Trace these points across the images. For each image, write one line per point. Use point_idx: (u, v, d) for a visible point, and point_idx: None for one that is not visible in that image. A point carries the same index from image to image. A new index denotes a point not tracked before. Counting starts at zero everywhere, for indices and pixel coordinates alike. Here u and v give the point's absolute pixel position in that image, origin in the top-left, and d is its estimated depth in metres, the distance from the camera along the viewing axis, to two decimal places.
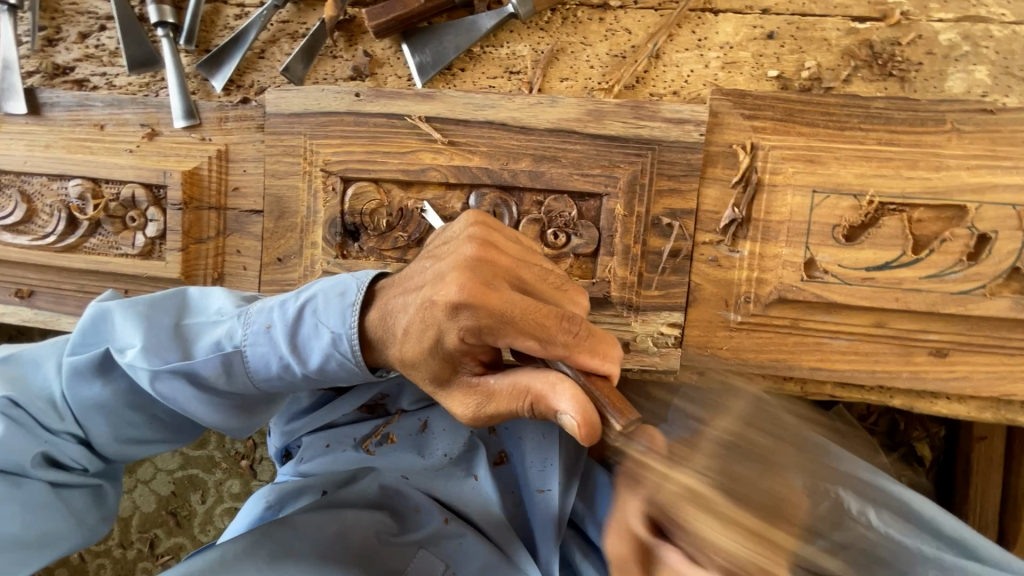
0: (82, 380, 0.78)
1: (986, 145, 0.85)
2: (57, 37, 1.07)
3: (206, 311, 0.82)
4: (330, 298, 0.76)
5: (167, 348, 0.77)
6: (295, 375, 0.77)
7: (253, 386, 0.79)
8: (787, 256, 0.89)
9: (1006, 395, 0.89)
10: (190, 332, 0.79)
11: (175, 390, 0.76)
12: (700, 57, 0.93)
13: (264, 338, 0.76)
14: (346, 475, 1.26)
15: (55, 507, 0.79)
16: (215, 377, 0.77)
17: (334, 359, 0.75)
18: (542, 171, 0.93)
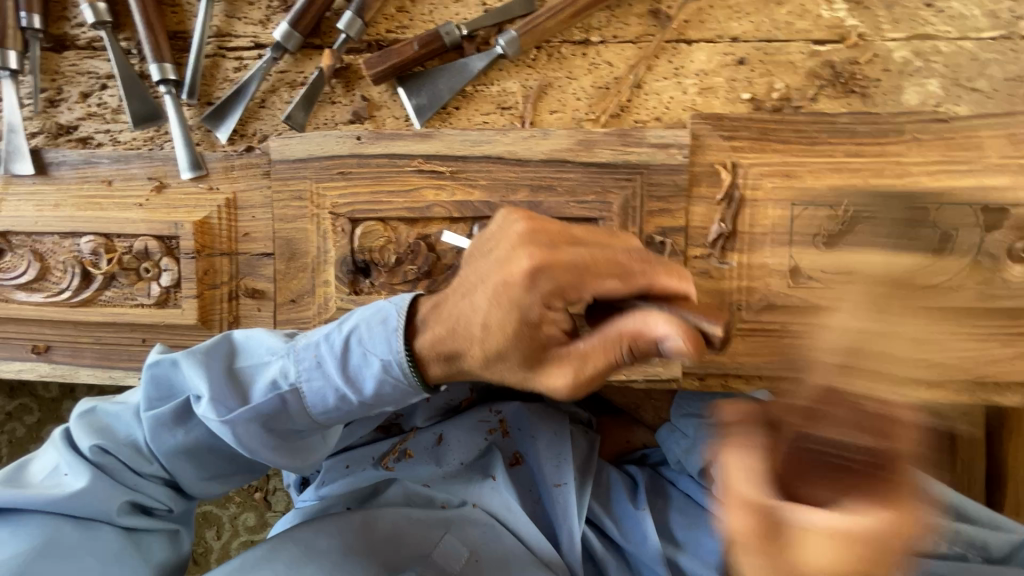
0: (162, 428, 0.83)
1: (943, 151, 0.94)
2: (58, 98, 1.10)
3: (260, 352, 0.85)
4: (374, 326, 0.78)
5: (231, 394, 0.81)
6: (352, 403, 0.80)
7: (315, 419, 0.82)
8: (773, 265, 0.96)
9: (980, 378, 0.97)
10: (251, 375, 0.83)
11: (247, 436, 0.81)
12: (678, 84, 1.00)
13: (318, 371, 0.80)
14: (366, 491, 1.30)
15: (128, 552, 0.84)
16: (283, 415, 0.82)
17: (388, 383, 0.78)
18: (539, 201, 0.99)
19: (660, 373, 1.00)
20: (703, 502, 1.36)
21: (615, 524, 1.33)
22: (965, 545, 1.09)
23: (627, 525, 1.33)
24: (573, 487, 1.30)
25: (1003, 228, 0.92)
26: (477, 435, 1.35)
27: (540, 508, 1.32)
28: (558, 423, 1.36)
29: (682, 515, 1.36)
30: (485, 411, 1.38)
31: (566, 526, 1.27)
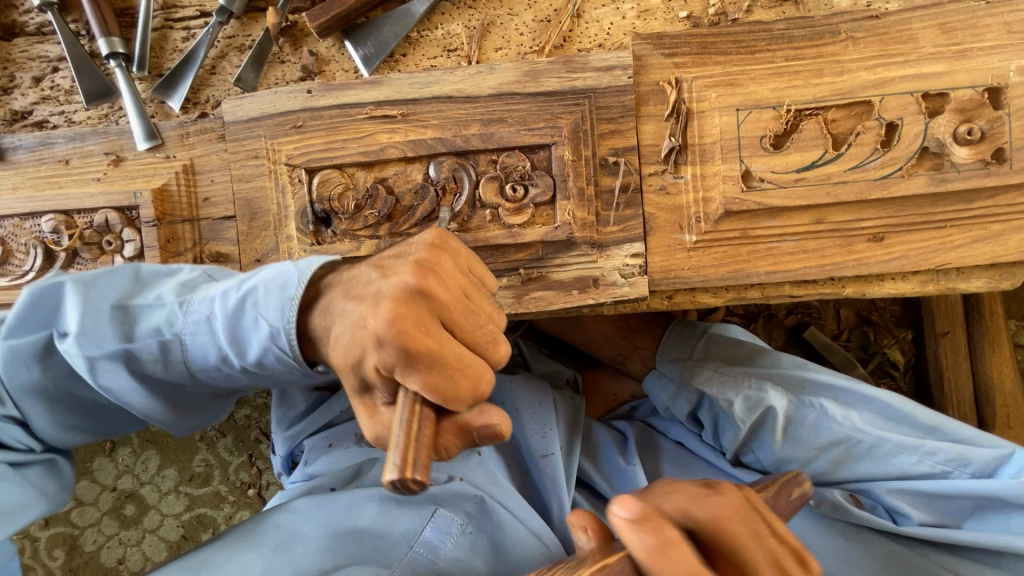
0: (20, 364, 0.83)
1: (879, 47, 0.96)
2: (11, 85, 1.11)
3: (159, 285, 0.87)
4: (274, 266, 0.83)
5: (104, 338, 0.82)
6: (234, 366, 0.84)
7: (192, 374, 0.85)
8: (726, 172, 0.97)
9: (942, 265, 0.97)
10: (138, 312, 0.85)
11: (111, 376, 0.83)
12: (616, 10, 1.02)
13: (202, 321, 0.83)
14: (349, 472, 1.30)
15: (15, 481, 0.86)
16: (155, 363, 0.84)
17: (213, 350, 0.83)
18: (491, 133, 0.99)
19: (628, 294, 1.00)
20: (696, 450, 1.34)
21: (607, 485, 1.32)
22: (951, 464, 1.07)
23: (620, 482, 1.32)
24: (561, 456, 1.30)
25: (945, 112, 0.93)
26: None
27: (529, 481, 1.32)
28: (540, 390, 1.39)
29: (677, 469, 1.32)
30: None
31: (555, 496, 1.26)
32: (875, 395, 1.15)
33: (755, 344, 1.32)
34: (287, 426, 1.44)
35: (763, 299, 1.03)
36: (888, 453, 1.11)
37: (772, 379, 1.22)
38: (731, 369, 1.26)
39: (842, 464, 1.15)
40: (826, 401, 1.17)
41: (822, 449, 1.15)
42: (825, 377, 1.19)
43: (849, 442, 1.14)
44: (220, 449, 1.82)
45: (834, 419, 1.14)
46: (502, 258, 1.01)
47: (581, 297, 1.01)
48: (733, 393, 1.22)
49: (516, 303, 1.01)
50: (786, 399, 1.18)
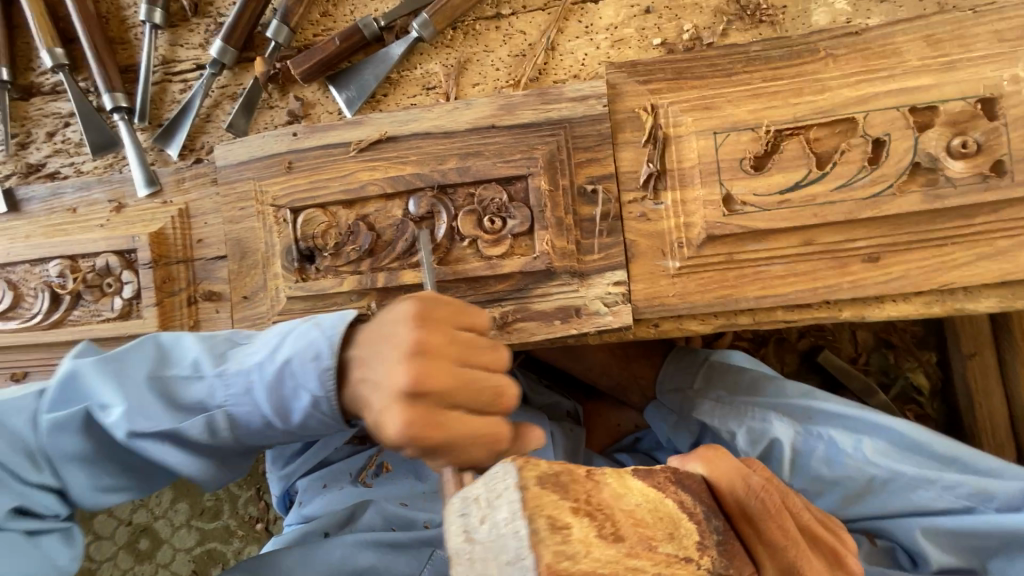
0: (59, 434, 0.82)
1: (861, 62, 0.93)
2: (28, 141, 1.19)
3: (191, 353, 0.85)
4: (304, 328, 0.81)
5: (148, 412, 0.82)
6: (276, 432, 0.83)
7: (236, 441, 0.85)
8: (705, 196, 0.95)
9: (946, 285, 0.92)
10: (176, 384, 0.84)
11: (152, 448, 0.82)
12: (590, 40, 1.03)
13: (239, 387, 0.81)
14: (344, 514, 1.34)
15: (26, 550, 0.81)
16: (196, 434, 0.83)
17: (254, 415, 0.82)
18: (468, 166, 1.00)
19: (611, 323, 0.98)
20: None
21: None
22: (971, 497, 0.99)
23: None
24: None
25: (936, 126, 0.89)
26: None
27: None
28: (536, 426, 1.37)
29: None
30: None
31: None
32: (886, 423, 1.07)
33: (760, 368, 1.22)
34: (283, 464, 1.49)
35: (755, 325, 0.99)
36: (906, 486, 1.03)
37: (776, 409, 1.14)
38: (734, 399, 1.17)
39: (857, 500, 1.06)
40: (834, 431, 1.10)
41: (834, 485, 1.07)
42: (833, 407, 1.10)
43: (864, 476, 1.05)
44: (230, 483, 1.84)
45: (845, 451, 1.07)
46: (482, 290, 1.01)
47: (563, 328, 0.99)
48: (735, 424, 1.15)
49: (499, 335, 1.01)
50: (793, 431, 1.11)
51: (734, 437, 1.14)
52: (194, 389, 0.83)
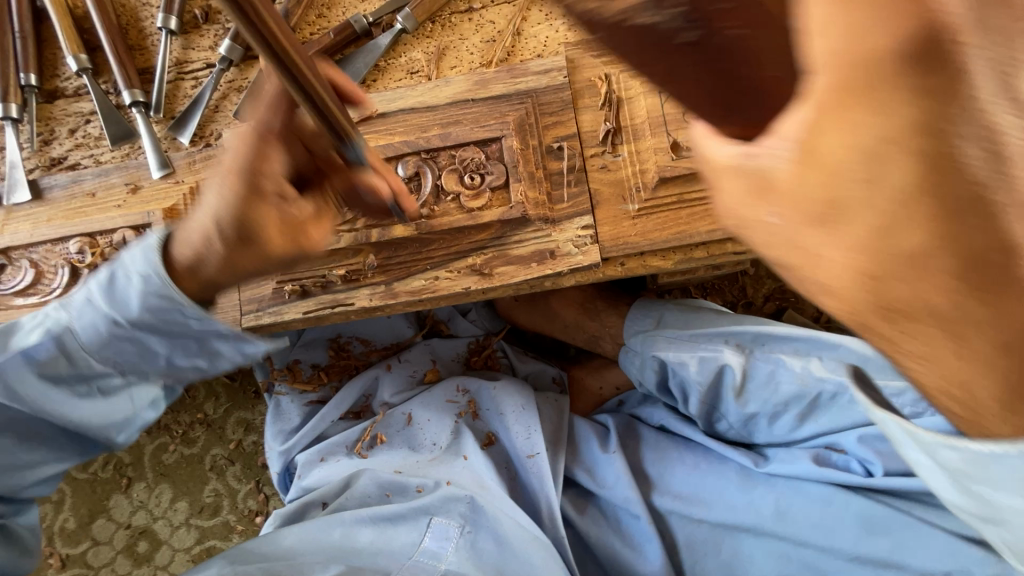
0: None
1: None
2: (51, 138, 1.32)
3: (73, 318, 0.92)
4: (134, 257, 0.89)
5: (74, 375, 0.96)
6: (191, 352, 0.97)
7: (167, 366, 0.99)
8: (655, 145, 1.10)
9: None
10: (43, 355, 0.93)
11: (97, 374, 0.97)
12: (550, 26, 1.21)
13: (133, 334, 0.92)
14: (341, 483, 1.36)
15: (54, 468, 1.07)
16: (129, 360, 0.96)
17: (168, 343, 0.95)
18: (449, 133, 1.14)
19: (582, 262, 1.10)
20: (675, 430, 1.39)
21: (587, 475, 1.35)
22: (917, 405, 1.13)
23: (601, 472, 1.35)
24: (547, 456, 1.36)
25: None
26: (447, 414, 1.46)
27: (517, 482, 1.38)
28: (523, 396, 1.45)
29: (655, 455, 1.36)
30: (454, 391, 1.50)
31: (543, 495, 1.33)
32: (835, 348, 1.22)
33: (712, 309, 1.39)
34: (283, 440, 1.52)
35: (709, 258, 1.11)
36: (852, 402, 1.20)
37: (728, 340, 1.28)
38: (685, 334, 1.33)
39: (807, 416, 1.25)
40: (782, 355, 1.24)
41: (788, 405, 1.24)
42: (775, 332, 1.26)
43: (813, 393, 1.21)
44: (229, 478, 1.87)
45: (793, 372, 1.22)
46: (465, 240, 1.13)
47: (539, 269, 1.11)
48: (690, 355, 1.29)
49: (482, 279, 1.12)
50: (743, 358, 1.26)
51: (687, 367, 1.28)
52: (89, 351, 0.93)
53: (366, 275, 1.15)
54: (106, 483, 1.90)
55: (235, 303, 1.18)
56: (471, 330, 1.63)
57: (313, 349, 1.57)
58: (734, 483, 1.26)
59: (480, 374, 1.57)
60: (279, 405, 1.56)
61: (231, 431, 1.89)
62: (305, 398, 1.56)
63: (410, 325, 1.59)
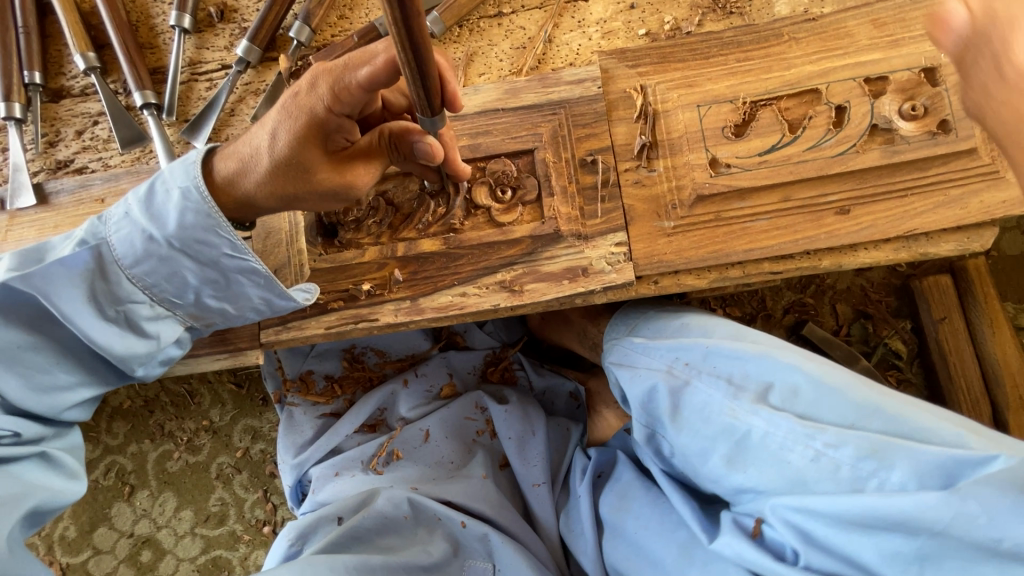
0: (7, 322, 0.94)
1: (820, 43, 1.07)
2: (57, 139, 1.27)
3: (112, 230, 0.93)
4: (173, 171, 0.95)
5: (72, 302, 0.93)
6: (187, 300, 0.99)
7: (154, 312, 0.98)
8: (694, 161, 1.06)
9: (910, 231, 1.03)
10: (80, 266, 0.93)
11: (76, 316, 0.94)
12: (583, 33, 1.17)
13: (167, 263, 0.94)
14: (357, 500, 1.31)
15: None
16: (119, 308, 0.96)
17: (168, 284, 0.96)
18: (478, 144, 1.10)
19: (615, 280, 1.07)
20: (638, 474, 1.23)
21: (565, 518, 1.31)
22: (918, 469, 0.82)
23: (574, 513, 1.29)
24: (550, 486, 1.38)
25: (888, 93, 1.03)
26: (464, 435, 1.48)
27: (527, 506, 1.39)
28: (531, 422, 1.44)
29: (615, 501, 1.21)
30: (472, 408, 1.50)
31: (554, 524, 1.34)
32: (775, 370, 0.98)
33: (688, 316, 1.18)
34: (295, 454, 1.48)
35: (744, 277, 1.08)
36: (780, 444, 0.92)
37: (687, 355, 1.08)
38: (649, 344, 1.15)
39: (733, 462, 0.97)
40: (703, 379, 1.04)
41: (716, 441, 0.98)
42: (724, 347, 1.04)
43: (744, 429, 0.95)
44: (236, 486, 1.83)
45: (723, 402, 0.99)
46: (495, 255, 1.09)
47: (571, 287, 1.07)
48: (628, 370, 1.14)
49: (512, 297, 1.08)
50: (672, 378, 1.07)
51: (626, 386, 1.12)
52: (124, 269, 0.94)
53: (390, 290, 1.10)
54: (108, 491, 1.85)
55: (254, 325, 1.14)
56: (488, 343, 1.59)
57: (327, 360, 1.52)
58: (675, 547, 1.07)
59: (497, 387, 1.55)
60: (291, 417, 1.52)
61: (238, 438, 1.84)
62: (319, 409, 1.52)
63: (426, 337, 1.56)
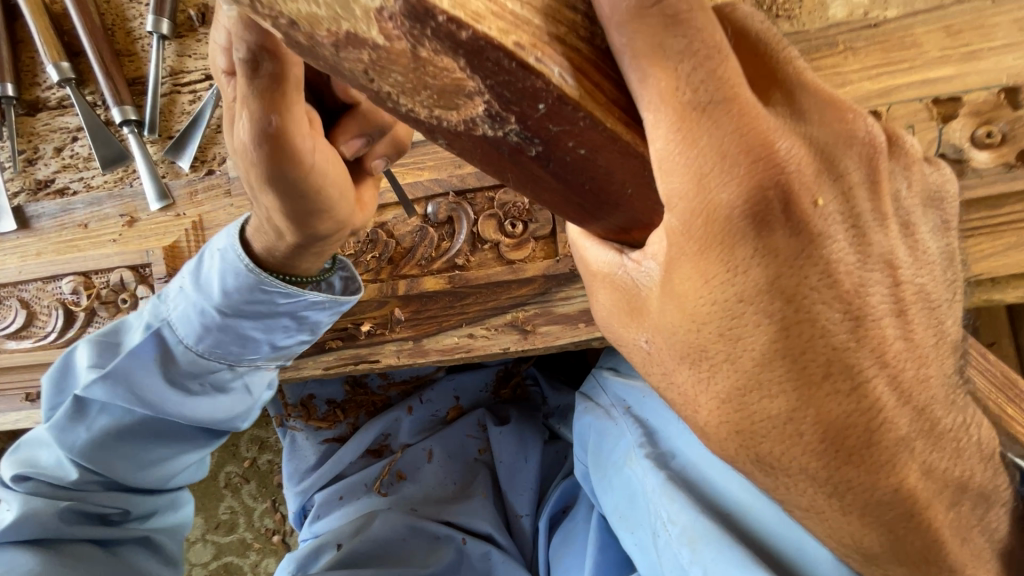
0: (67, 428, 0.95)
1: (881, 55, 0.92)
2: (35, 157, 1.17)
3: (171, 310, 0.93)
4: (218, 240, 0.91)
5: (156, 387, 0.94)
6: (263, 354, 0.96)
7: (244, 363, 0.96)
8: None
9: (977, 276, 0.90)
10: (152, 355, 0.93)
11: (169, 402, 0.94)
12: None
13: (228, 330, 0.91)
14: (355, 525, 1.31)
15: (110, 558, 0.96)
16: (229, 372, 0.97)
17: (245, 343, 0.93)
18: (486, 170, 0.99)
19: None
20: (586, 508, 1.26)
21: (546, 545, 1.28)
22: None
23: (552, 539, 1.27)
24: (534, 515, 1.35)
25: (960, 116, 0.89)
26: (466, 451, 1.43)
27: (524, 533, 1.33)
28: (525, 447, 1.39)
29: (561, 540, 1.24)
30: (474, 427, 1.44)
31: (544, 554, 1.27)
32: (690, 444, 1.04)
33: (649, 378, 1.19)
34: (298, 480, 1.44)
35: None
36: (648, 505, 1.01)
37: (636, 406, 1.18)
38: (614, 384, 1.25)
39: (620, 517, 1.07)
40: (631, 428, 1.14)
41: (615, 486, 1.11)
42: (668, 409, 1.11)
43: (637, 483, 1.06)
44: (244, 495, 1.82)
45: (630, 455, 1.10)
46: (504, 295, 1.00)
47: (588, 330, 0.98)
48: (580, 403, 1.30)
49: (523, 340, 1.00)
50: (608, 419, 1.19)
51: (578, 415, 1.28)
52: (182, 347, 0.93)
53: (392, 330, 1.02)
54: None
55: None
56: (500, 359, 1.48)
57: (329, 384, 1.46)
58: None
59: (510, 408, 1.47)
60: (293, 442, 1.47)
61: (245, 448, 1.83)
62: (321, 434, 1.47)
63: None
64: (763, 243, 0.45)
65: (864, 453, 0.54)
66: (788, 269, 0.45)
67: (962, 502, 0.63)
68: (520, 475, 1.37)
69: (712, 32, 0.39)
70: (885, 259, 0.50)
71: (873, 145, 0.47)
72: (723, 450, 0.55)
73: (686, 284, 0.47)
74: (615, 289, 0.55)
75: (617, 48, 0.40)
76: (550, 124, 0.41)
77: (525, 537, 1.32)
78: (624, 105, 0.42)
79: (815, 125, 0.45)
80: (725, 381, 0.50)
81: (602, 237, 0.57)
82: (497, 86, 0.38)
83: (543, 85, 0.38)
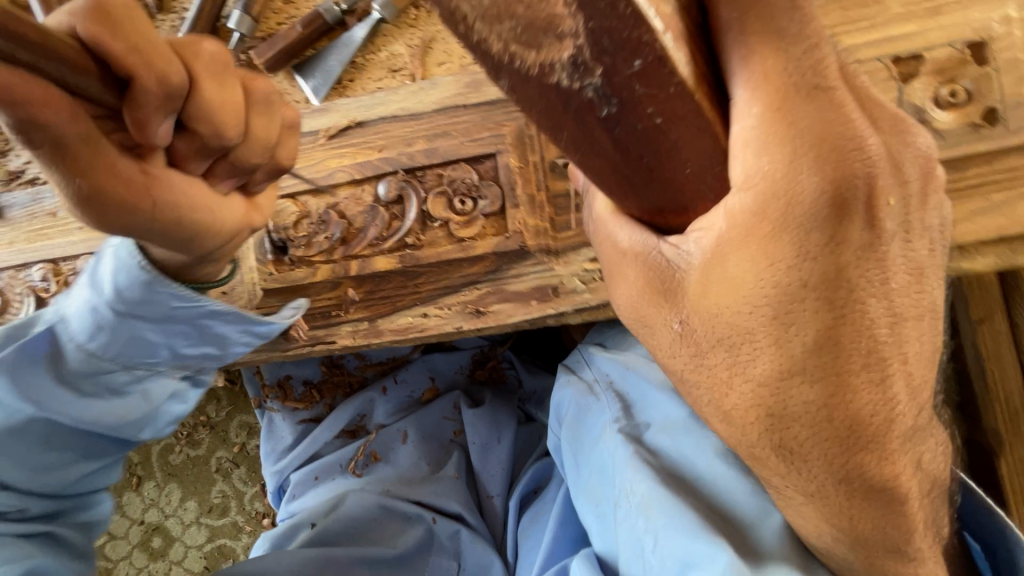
0: None
1: (840, 12, 0.87)
2: (6, 148, 1.19)
3: (69, 305, 0.86)
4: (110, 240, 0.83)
5: (42, 387, 0.87)
6: (170, 356, 0.90)
7: (145, 365, 0.90)
8: None
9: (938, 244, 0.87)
10: (45, 351, 0.87)
11: (60, 404, 0.88)
12: None
13: (123, 335, 0.84)
14: (329, 503, 1.31)
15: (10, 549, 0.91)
16: (124, 377, 0.90)
17: (146, 343, 0.87)
18: (435, 147, 0.98)
19: (588, 300, 0.95)
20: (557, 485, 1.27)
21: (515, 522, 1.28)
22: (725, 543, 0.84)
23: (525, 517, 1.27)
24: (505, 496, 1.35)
25: (921, 75, 0.84)
26: (440, 431, 1.42)
27: (493, 508, 1.33)
28: (498, 428, 1.38)
29: (530, 519, 1.25)
30: (449, 409, 1.43)
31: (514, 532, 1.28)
32: (666, 411, 1.02)
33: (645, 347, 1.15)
34: (275, 460, 1.47)
35: None
36: (614, 474, 1.00)
37: (617, 373, 1.13)
38: (599, 351, 1.20)
39: (586, 487, 1.06)
40: (610, 396, 1.11)
41: (590, 461, 1.08)
42: (653, 377, 1.07)
43: (606, 451, 1.04)
44: (235, 479, 1.86)
45: (604, 424, 1.07)
46: (456, 273, 0.99)
47: (540, 308, 0.97)
48: (563, 371, 1.23)
49: (476, 318, 0.98)
50: (584, 387, 1.16)
51: (557, 387, 1.21)
52: (78, 347, 0.85)
53: (347, 309, 1.02)
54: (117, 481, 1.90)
55: None
56: (476, 342, 1.48)
57: (305, 365, 1.47)
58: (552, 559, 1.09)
59: (487, 389, 1.47)
60: (271, 422, 1.50)
61: (235, 433, 1.87)
62: (298, 415, 1.49)
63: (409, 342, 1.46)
64: (835, 233, 0.53)
65: (873, 446, 0.62)
66: (852, 261, 0.54)
67: (936, 498, 0.70)
68: (493, 456, 1.37)
69: (827, 75, 0.49)
70: (917, 268, 0.59)
71: (927, 163, 0.57)
72: (746, 435, 0.64)
73: (739, 266, 0.55)
74: (647, 270, 0.62)
75: (721, 24, 0.48)
76: (636, 84, 0.45)
77: (496, 514, 1.33)
78: (712, 82, 0.50)
79: (882, 134, 0.54)
80: (762, 365, 0.59)
81: (631, 219, 0.64)
82: (599, 31, 0.42)
83: (648, 39, 0.42)
